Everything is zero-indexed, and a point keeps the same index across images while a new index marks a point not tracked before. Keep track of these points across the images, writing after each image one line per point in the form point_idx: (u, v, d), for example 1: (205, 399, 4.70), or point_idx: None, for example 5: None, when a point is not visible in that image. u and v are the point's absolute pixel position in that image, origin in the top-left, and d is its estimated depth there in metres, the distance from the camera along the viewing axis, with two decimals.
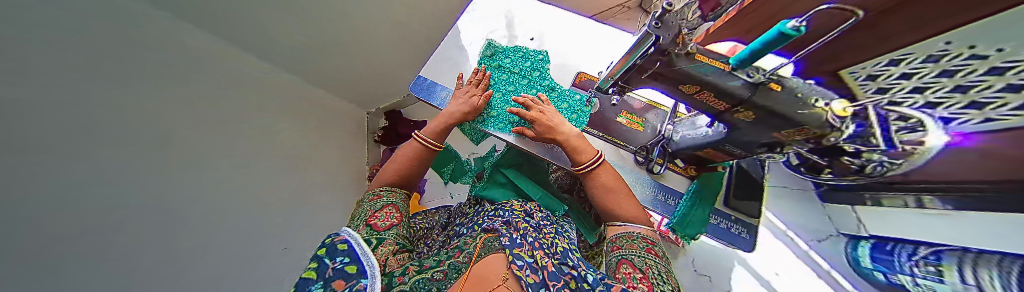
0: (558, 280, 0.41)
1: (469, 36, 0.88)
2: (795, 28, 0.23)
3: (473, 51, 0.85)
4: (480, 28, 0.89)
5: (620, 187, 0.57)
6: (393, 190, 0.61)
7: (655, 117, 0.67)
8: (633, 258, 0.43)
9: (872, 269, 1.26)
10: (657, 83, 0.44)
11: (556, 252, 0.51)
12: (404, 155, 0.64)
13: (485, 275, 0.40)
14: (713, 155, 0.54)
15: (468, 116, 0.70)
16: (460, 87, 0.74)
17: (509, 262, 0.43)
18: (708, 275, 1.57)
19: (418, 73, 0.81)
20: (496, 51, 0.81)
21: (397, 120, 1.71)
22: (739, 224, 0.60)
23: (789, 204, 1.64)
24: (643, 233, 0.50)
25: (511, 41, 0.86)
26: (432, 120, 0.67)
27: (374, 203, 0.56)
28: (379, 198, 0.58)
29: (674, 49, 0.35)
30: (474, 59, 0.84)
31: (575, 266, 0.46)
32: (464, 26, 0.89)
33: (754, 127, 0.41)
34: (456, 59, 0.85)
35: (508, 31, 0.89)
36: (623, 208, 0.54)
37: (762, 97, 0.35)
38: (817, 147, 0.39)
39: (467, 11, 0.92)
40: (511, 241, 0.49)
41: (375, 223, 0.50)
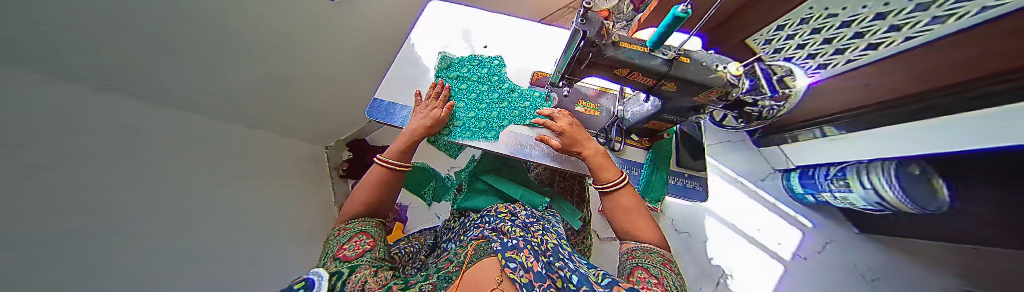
0: (547, 273, 0.42)
1: (422, 51, 0.87)
2: (683, 13, 0.28)
3: (428, 65, 0.85)
4: (431, 42, 0.89)
5: (641, 211, 0.56)
6: (363, 220, 0.56)
7: (607, 101, 0.75)
8: (649, 267, 0.43)
9: (804, 194, 1.58)
10: (596, 73, 0.48)
11: (546, 249, 0.52)
12: (370, 182, 0.59)
13: (480, 279, 0.40)
14: (658, 125, 0.62)
15: (432, 130, 0.68)
16: (419, 103, 0.72)
17: (499, 264, 0.44)
18: (688, 232, 1.74)
19: (373, 96, 0.78)
20: (451, 62, 0.82)
21: (364, 148, 1.65)
22: (692, 180, 0.68)
23: (734, 155, 1.93)
24: (658, 249, 0.49)
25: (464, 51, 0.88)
26: (395, 142, 0.64)
27: (341, 237, 0.50)
28: (346, 231, 0.52)
29: (600, 41, 0.40)
30: (431, 73, 0.83)
31: (562, 265, 0.46)
32: (415, 43, 0.88)
33: (680, 96, 0.47)
34: (411, 76, 0.83)
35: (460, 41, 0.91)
36: (639, 229, 0.53)
37: (677, 69, 0.42)
38: (728, 103, 0.46)
39: (415, 28, 0.91)
40: (502, 245, 0.49)
41: (345, 253, 0.44)
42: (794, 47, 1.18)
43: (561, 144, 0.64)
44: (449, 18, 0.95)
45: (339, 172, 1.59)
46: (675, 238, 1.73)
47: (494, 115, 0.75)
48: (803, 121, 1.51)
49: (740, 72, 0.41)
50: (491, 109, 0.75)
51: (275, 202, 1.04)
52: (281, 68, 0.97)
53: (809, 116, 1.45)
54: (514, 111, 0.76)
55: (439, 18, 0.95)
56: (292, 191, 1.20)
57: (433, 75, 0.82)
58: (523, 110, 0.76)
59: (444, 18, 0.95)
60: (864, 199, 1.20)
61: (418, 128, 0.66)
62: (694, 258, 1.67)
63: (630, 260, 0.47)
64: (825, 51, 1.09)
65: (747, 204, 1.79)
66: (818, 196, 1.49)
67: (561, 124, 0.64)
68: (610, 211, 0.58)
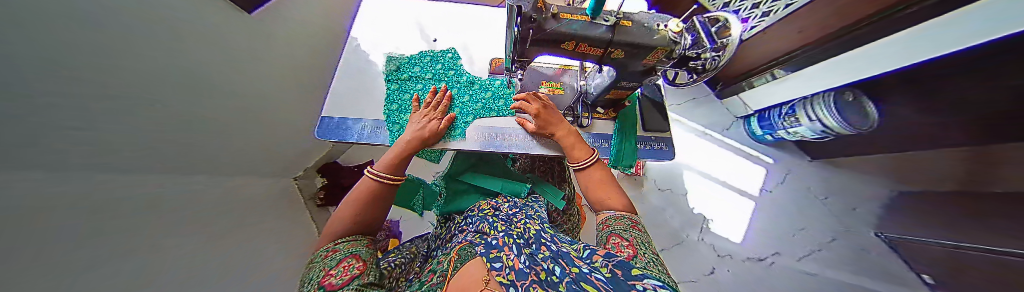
0: (528, 268, 0.37)
1: (369, 55, 0.83)
2: None
3: (378, 68, 0.81)
4: (376, 45, 0.85)
5: (610, 182, 0.58)
6: (352, 239, 0.47)
7: (569, 78, 0.75)
8: (622, 232, 0.45)
9: (763, 135, 1.73)
10: (546, 50, 0.46)
11: (529, 238, 0.51)
12: (355, 198, 0.53)
13: (466, 280, 0.39)
14: (619, 94, 0.62)
15: (428, 141, 0.64)
16: (416, 111, 0.68)
17: (485, 265, 0.41)
18: (670, 189, 1.87)
19: (322, 115, 0.71)
20: (400, 63, 0.80)
21: (337, 170, 1.55)
22: (660, 141, 0.71)
23: (699, 111, 2.06)
24: (626, 213, 0.51)
25: (414, 48, 0.84)
26: (385, 153, 0.60)
27: (330, 260, 0.41)
28: (334, 253, 0.43)
29: (536, 15, 0.38)
30: (381, 77, 0.79)
31: (543, 257, 0.41)
32: (359, 48, 0.84)
33: (629, 60, 0.47)
34: (360, 83, 0.78)
35: (408, 39, 0.87)
36: (608, 197, 0.55)
37: (620, 34, 0.41)
38: (674, 61, 0.47)
39: (356, 31, 0.87)
40: (484, 247, 0.47)
41: (329, 282, 0.35)
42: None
43: (535, 127, 0.66)
44: (392, 18, 0.91)
45: (315, 201, 1.47)
46: (660, 198, 1.87)
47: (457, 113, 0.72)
48: (752, 70, 1.64)
49: (681, 28, 0.42)
50: (451, 105, 0.72)
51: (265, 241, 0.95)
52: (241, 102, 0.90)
53: (759, 64, 1.56)
54: (478, 103, 0.74)
55: (383, 20, 0.91)
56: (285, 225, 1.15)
57: (384, 79, 0.78)
58: (484, 101, 0.74)
59: (385, 19, 0.91)
60: (811, 129, 1.34)
61: (411, 139, 0.62)
62: (679, 211, 1.82)
63: (604, 229, 0.49)
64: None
65: (719, 154, 1.93)
66: (774, 134, 1.64)
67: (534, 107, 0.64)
68: (580, 188, 0.61)
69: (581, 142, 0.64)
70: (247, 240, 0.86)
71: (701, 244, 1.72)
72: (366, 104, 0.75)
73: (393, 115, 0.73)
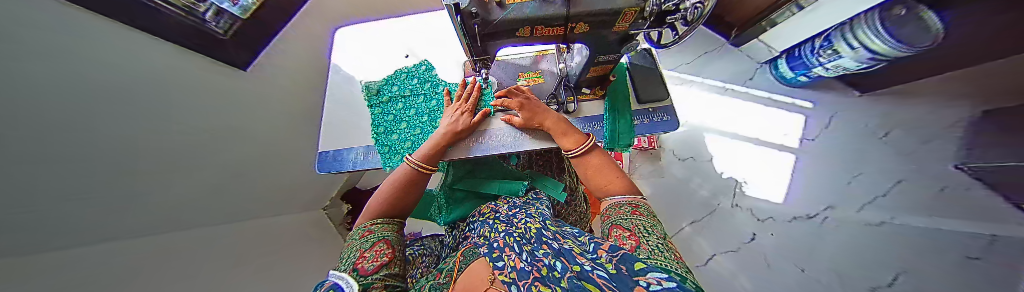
0: (530, 265, 0.34)
1: (349, 79, 0.86)
2: None
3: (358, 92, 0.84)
4: (354, 70, 0.88)
5: (610, 167, 0.53)
6: (385, 222, 0.48)
7: (548, 64, 0.71)
8: (623, 222, 0.41)
9: (795, 76, 1.53)
10: (504, 42, 0.43)
11: (534, 235, 0.47)
12: (393, 184, 0.55)
13: (470, 282, 0.36)
14: (601, 70, 0.57)
15: (461, 135, 0.65)
16: (451, 104, 0.68)
17: (488, 264, 0.39)
18: (691, 157, 1.75)
19: (319, 150, 0.74)
20: (378, 86, 0.79)
21: (355, 195, 1.65)
22: (659, 112, 0.64)
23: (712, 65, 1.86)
24: (628, 198, 0.46)
25: (387, 68, 0.86)
26: (424, 145, 0.61)
27: (364, 240, 0.43)
28: (370, 233, 0.45)
29: (477, 7, 0.35)
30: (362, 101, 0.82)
31: (545, 252, 0.38)
32: (338, 75, 0.87)
33: (596, 31, 0.42)
34: (347, 110, 0.82)
35: (382, 59, 0.89)
36: (605, 183, 0.51)
37: (576, 5, 0.36)
38: (651, 20, 0.41)
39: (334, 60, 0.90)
40: (489, 247, 0.45)
41: (362, 266, 0.35)
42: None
43: (522, 121, 0.63)
44: (365, 42, 0.93)
45: (344, 226, 1.60)
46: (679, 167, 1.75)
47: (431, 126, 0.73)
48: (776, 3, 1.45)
49: None
50: (434, 119, 0.72)
51: (294, 274, 1.02)
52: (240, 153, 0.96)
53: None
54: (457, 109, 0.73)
55: (356, 43, 0.93)
56: (312, 255, 1.24)
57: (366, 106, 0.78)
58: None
59: (356, 47, 0.92)
60: (856, 60, 1.18)
61: (448, 132, 0.63)
62: (704, 177, 1.70)
63: (608, 221, 0.45)
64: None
65: (744, 109, 1.74)
66: (810, 74, 1.44)
67: (518, 99, 0.61)
68: (580, 179, 0.56)
69: (571, 128, 0.60)
70: (273, 273, 0.93)
71: (736, 210, 1.59)
72: (354, 130, 0.78)
73: (381, 137, 0.73)
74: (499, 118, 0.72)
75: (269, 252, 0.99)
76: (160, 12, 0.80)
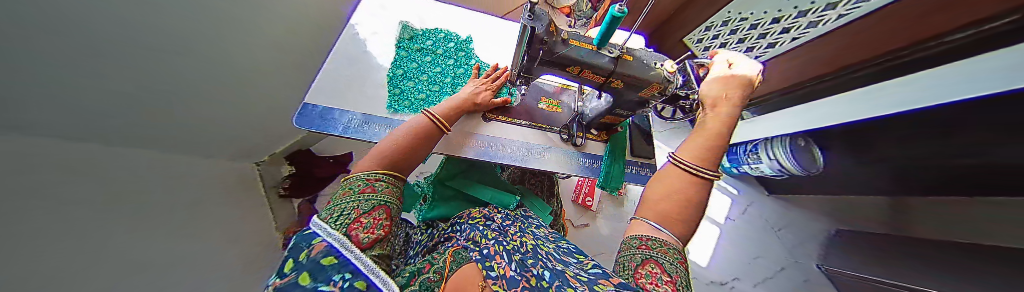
0: (519, 274, 0.34)
1: (373, 26, 0.85)
2: (620, 13, 0.33)
3: (382, 40, 0.84)
4: (385, 20, 0.89)
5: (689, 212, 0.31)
6: (391, 181, 0.40)
7: (568, 98, 0.79)
8: None
9: (730, 167, 1.87)
10: (552, 72, 0.48)
11: (526, 251, 0.45)
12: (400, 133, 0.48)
13: (460, 287, 0.34)
14: (613, 119, 0.66)
15: (476, 107, 0.66)
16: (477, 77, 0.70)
17: (480, 270, 0.38)
18: None
19: (304, 101, 0.66)
20: (414, 34, 0.88)
21: (310, 160, 1.44)
22: (644, 167, 0.75)
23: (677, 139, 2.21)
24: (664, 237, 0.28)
25: (428, 23, 0.93)
26: (441, 103, 0.59)
27: (362, 196, 0.33)
28: (372, 190, 0.35)
29: (550, 38, 0.40)
30: (385, 46, 0.83)
31: (535, 264, 0.38)
32: (361, 19, 0.85)
33: (626, 90, 0.50)
34: (361, 55, 0.79)
35: (416, 22, 0.92)
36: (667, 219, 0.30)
37: (622, 67, 0.44)
38: (666, 97, 0.51)
39: (372, 4, 0.90)
40: (480, 253, 0.42)
41: (357, 234, 0.26)
42: (736, 40, 1.46)
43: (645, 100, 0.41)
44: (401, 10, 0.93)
45: (277, 192, 1.33)
46: None
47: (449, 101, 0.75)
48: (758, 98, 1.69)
49: (674, 70, 0.46)
50: (456, 82, 0.81)
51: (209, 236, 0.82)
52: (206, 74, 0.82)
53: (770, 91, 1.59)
54: None
55: (387, 10, 0.91)
56: (233, 214, 1.01)
57: (395, 45, 0.84)
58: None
59: (396, 9, 0.93)
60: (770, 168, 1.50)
61: (469, 102, 0.64)
62: None
63: (629, 254, 0.27)
64: (752, 35, 1.37)
65: None
66: (739, 168, 1.80)
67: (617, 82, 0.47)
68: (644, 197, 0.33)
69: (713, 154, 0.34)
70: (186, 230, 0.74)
71: None
72: (363, 75, 0.76)
73: (396, 79, 0.78)
74: (480, 121, 0.72)
75: (190, 199, 0.81)
76: None
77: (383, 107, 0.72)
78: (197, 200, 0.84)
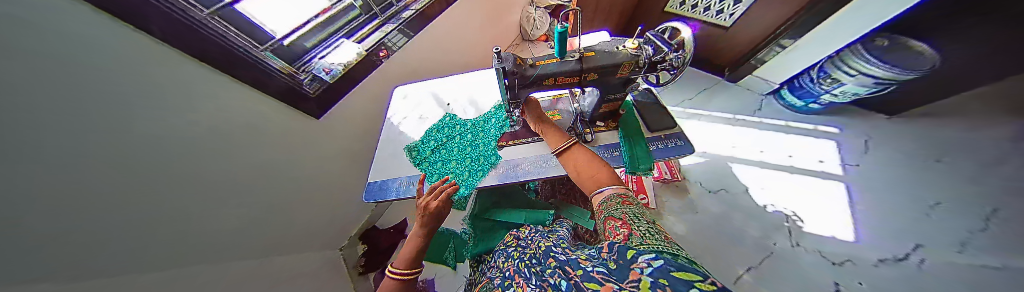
0: (537, 287, 0.33)
1: (400, 114, 1.10)
2: (563, 28, 0.42)
3: (408, 121, 1.06)
4: (406, 106, 1.14)
5: (595, 161, 0.60)
6: None
7: (564, 104, 0.86)
8: (615, 212, 0.43)
9: (805, 104, 1.60)
10: (535, 90, 0.57)
11: (545, 253, 0.46)
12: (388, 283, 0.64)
13: None
14: (611, 106, 0.69)
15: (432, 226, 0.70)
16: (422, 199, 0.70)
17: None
18: (723, 189, 1.61)
19: (368, 180, 0.86)
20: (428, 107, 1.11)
21: (376, 235, 1.67)
22: (671, 138, 0.72)
23: (713, 101, 1.97)
24: (617, 191, 0.50)
25: (436, 96, 1.16)
26: (403, 248, 0.68)
27: None
28: None
29: (519, 68, 0.50)
30: (408, 125, 1.04)
31: (550, 268, 0.38)
32: (394, 111, 1.12)
33: (604, 78, 0.55)
34: (396, 138, 1.01)
35: (427, 98, 1.16)
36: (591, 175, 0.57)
37: (588, 62, 0.51)
38: (645, 69, 0.54)
39: (398, 98, 1.18)
40: (502, 278, 0.46)
41: None
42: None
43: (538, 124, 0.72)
44: (415, 94, 1.19)
45: (357, 269, 1.56)
46: (711, 201, 1.59)
47: (481, 160, 0.82)
48: (772, 34, 1.44)
49: (635, 45, 0.51)
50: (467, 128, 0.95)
51: None
52: (287, 195, 1.12)
53: (782, 21, 1.36)
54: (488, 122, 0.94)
55: (406, 98, 1.17)
56: None
57: (417, 121, 1.06)
58: (486, 130, 0.91)
59: (414, 94, 1.19)
60: (862, 85, 1.29)
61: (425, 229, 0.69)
62: (748, 213, 1.50)
63: (602, 215, 0.47)
64: None
65: (765, 138, 1.72)
66: (819, 101, 1.53)
67: (587, 76, 0.53)
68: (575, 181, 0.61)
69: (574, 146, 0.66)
70: None
71: (800, 251, 1.33)
72: (400, 153, 0.94)
73: (423, 144, 0.95)
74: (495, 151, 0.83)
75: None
76: (267, 77, 0.86)
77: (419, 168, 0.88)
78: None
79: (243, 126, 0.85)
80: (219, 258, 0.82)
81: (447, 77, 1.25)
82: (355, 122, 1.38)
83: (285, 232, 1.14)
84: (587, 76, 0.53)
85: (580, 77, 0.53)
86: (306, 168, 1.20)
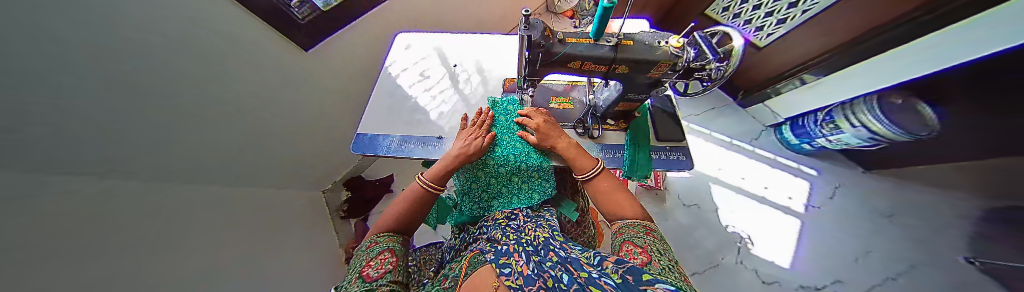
0: (536, 274, 0.33)
1: (401, 65, 1.00)
2: (609, 3, 0.35)
3: (408, 75, 0.97)
4: (409, 57, 1.03)
5: (623, 190, 0.57)
6: (392, 234, 0.55)
7: (578, 93, 0.81)
8: (635, 239, 0.43)
9: (800, 143, 1.64)
10: (557, 70, 0.51)
11: (541, 246, 0.47)
12: (408, 199, 0.61)
13: (474, 286, 0.37)
14: (628, 106, 0.65)
15: (472, 156, 0.67)
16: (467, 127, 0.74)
17: (494, 270, 0.40)
18: (697, 205, 1.71)
19: (357, 131, 0.80)
20: (433, 64, 1.01)
21: (360, 184, 1.67)
22: (676, 151, 0.70)
23: (717, 121, 1.97)
24: (642, 221, 0.50)
25: (443, 53, 1.05)
26: (435, 164, 0.66)
27: (371, 250, 0.50)
28: (376, 244, 0.52)
29: (546, 41, 0.44)
30: (408, 80, 0.96)
31: (549, 264, 0.37)
32: (394, 60, 1.01)
33: (632, 74, 0.51)
34: (393, 91, 0.93)
35: (433, 53, 1.05)
36: (624, 209, 0.53)
37: (624, 52, 0.45)
38: (679, 73, 0.50)
39: (401, 46, 1.07)
40: (496, 253, 0.45)
41: (369, 273, 0.43)
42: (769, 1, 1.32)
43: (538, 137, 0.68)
44: (420, 45, 1.07)
45: (339, 213, 1.59)
46: (684, 214, 1.69)
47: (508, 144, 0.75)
48: (806, 63, 1.38)
49: (681, 44, 0.45)
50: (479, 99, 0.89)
51: (279, 259, 0.98)
52: (271, 129, 1.06)
53: (817, 53, 1.30)
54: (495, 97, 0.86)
55: (410, 48, 1.06)
56: (302, 235, 1.23)
57: (418, 77, 0.97)
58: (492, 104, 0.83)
59: (419, 45, 1.07)
60: (857, 136, 1.28)
61: (460, 158, 0.65)
62: (711, 230, 1.63)
63: (619, 237, 0.48)
64: None
65: (751, 167, 1.78)
66: (813, 143, 1.55)
67: (611, 67, 0.48)
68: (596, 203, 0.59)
69: (583, 155, 0.64)
70: (262, 257, 0.89)
71: (741, 268, 1.50)
72: (395, 109, 0.88)
73: (422, 105, 0.89)
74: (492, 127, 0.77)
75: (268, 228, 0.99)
76: None
77: (413, 129, 0.83)
78: (272, 227, 1.04)
79: (239, 51, 0.79)
80: (202, 181, 0.81)
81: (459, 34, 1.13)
82: (351, 63, 1.26)
83: (267, 165, 1.11)
84: (614, 70, 0.49)
85: (607, 66, 0.48)
86: (293, 103, 1.11)
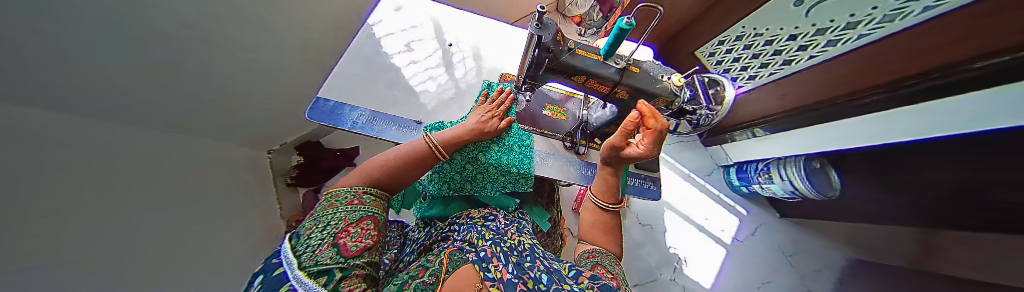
0: (517, 277, 0.31)
1: (387, 28, 0.88)
2: (626, 24, 0.33)
3: (392, 42, 0.86)
4: (399, 23, 0.90)
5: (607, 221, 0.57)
6: (375, 196, 0.46)
7: (573, 106, 0.80)
8: (606, 264, 0.44)
9: (739, 185, 1.86)
10: (558, 79, 0.48)
11: (523, 251, 0.44)
12: (405, 156, 0.52)
13: (456, 285, 0.34)
14: (618, 130, 0.66)
15: (483, 137, 0.62)
16: (486, 103, 0.66)
17: (477, 271, 0.37)
18: (650, 225, 1.88)
19: (317, 95, 0.68)
20: (427, 37, 0.91)
21: (316, 151, 1.49)
22: (650, 181, 0.74)
23: (682, 154, 2.16)
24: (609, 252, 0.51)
25: (439, 28, 0.95)
26: (447, 130, 0.59)
27: (351, 208, 0.38)
28: (358, 202, 0.40)
29: (554, 47, 0.41)
30: (394, 48, 0.85)
31: (532, 268, 0.35)
32: (380, 21, 0.88)
33: (628, 101, 0.50)
34: (372, 57, 0.81)
35: (431, 24, 0.94)
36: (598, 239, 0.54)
37: (628, 77, 0.44)
38: (672, 111, 0.51)
39: (394, 6, 0.93)
40: (478, 254, 0.42)
41: (345, 244, 0.30)
42: (750, 56, 1.49)
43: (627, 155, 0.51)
44: (415, 12, 0.95)
45: (285, 180, 1.45)
46: (637, 231, 1.85)
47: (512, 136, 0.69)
48: (758, 119, 1.60)
49: (681, 83, 0.46)
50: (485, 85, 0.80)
51: None
52: None
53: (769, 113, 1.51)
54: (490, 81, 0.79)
55: (404, 12, 0.94)
56: None
57: (406, 48, 0.86)
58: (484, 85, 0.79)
59: (414, 11, 0.95)
60: (783, 188, 1.49)
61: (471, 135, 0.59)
62: (657, 248, 1.81)
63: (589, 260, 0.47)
64: (766, 52, 1.40)
65: (700, 199, 2.00)
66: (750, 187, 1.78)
67: (612, 91, 0.47)
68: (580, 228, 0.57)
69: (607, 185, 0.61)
70: None
71: (673, 284, 1.70)
72: (372, 78, 0.77)
73: (405, 81, 0.80)
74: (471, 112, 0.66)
75: None
76: None
77: (389, 106, 0.73)
78: None
79: None
80: None
81: (463, 12, 1.03)
82: None
83: None
84: (612, 94, 0.48)
85: (610, 88, 0.46)
86: None
